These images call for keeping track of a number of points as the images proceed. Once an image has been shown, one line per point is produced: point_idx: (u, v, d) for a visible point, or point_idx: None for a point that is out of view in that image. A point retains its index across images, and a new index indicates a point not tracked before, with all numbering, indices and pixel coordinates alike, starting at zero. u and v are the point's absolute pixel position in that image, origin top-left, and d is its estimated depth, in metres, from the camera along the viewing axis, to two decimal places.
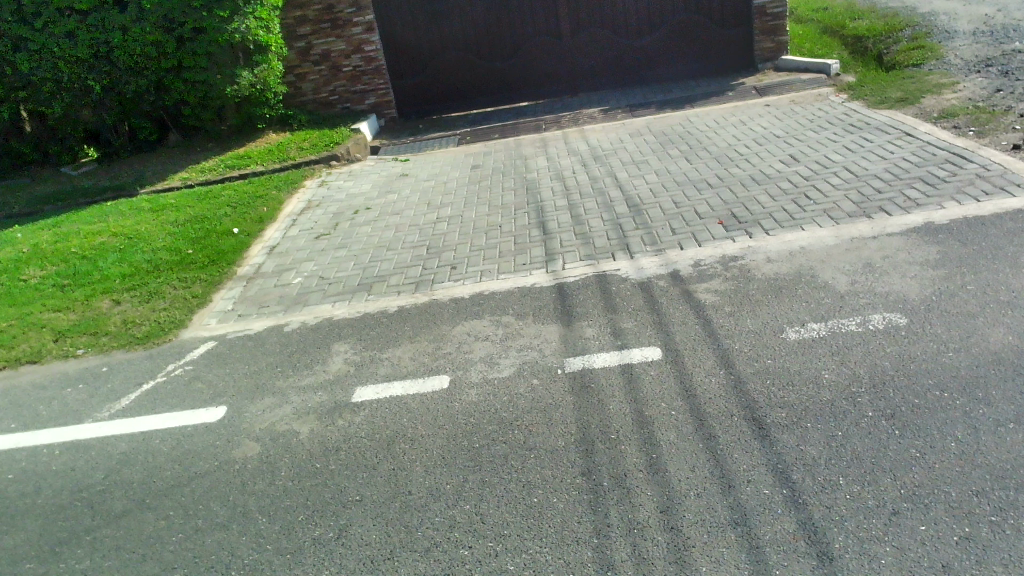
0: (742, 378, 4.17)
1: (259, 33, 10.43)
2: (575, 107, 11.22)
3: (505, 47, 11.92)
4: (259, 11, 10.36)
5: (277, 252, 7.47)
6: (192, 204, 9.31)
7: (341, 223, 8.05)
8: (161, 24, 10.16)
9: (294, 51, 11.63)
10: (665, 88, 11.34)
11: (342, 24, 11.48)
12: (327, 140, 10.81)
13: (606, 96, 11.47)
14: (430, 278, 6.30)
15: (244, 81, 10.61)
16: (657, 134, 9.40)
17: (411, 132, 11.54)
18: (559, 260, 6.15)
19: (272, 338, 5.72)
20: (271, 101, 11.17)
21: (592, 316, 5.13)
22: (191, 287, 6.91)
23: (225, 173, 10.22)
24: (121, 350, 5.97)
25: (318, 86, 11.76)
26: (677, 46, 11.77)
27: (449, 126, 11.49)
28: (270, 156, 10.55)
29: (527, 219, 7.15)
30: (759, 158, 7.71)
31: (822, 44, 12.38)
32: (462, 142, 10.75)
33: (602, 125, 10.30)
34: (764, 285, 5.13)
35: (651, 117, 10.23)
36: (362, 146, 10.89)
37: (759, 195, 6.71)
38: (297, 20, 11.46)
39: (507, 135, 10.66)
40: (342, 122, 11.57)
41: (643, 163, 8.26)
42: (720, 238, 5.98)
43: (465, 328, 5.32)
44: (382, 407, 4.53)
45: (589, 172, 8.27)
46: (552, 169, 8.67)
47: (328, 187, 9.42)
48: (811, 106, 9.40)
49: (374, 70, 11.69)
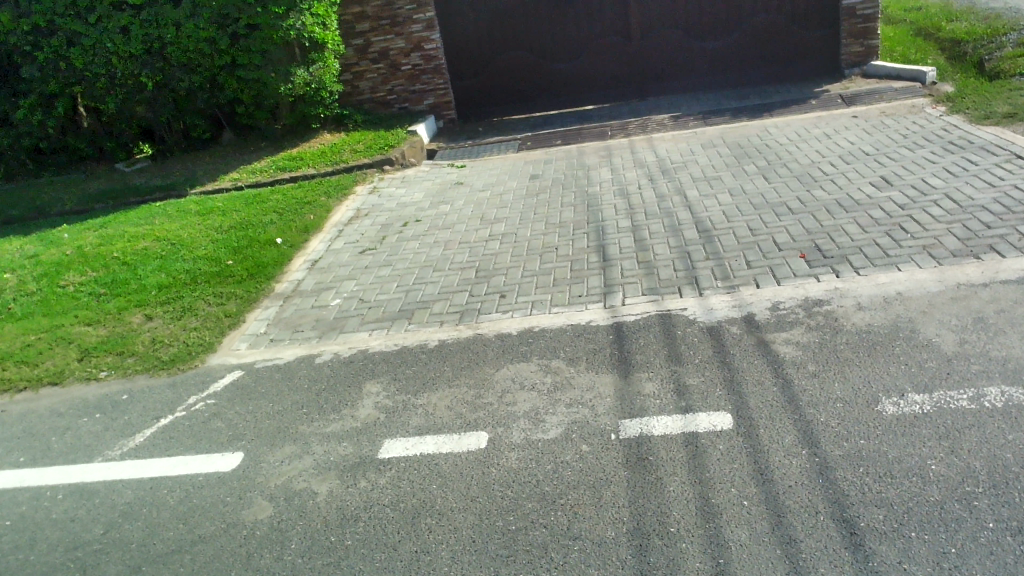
0: (829, 462, 3.52)
1: (315, 31, 10.11)
2: (644, 113, 10.55)
3: (572, 47, 11.30)
4: (316, 7, 10.10)
5: (319, 267, 7.05)
6: (240, 208, 8.97)
7: (388, 236, 7.57)
8: (215, 20, 9.88)
9: (352, 48, 11.24)
10: (741, 93, 10.59)
11: (402, 21, 11.05)
12: (382, 142, 10.38)
13: (678, 100, 10.77)
14: (477, 307, 5.78)
15: (298, 79, 10.30)
16: (731, 146, 8.70)
17: (470, 135, 11.02)
18: (619, 293, 5.55)
19: (302, 370, 5.26)
20: (326, 101, 10.82)
21: (653, 367, 4.53)
22: (226, 304, 6.53)
23: (276, 176, 9.87)
24: (145, 374, 5.59)
25: (376, 85, 11.34)
26: (756, 48, 10.99)
27: (510, 130, 10.95)
28: (323, 158, 10.17)
29: (585, 241, 6.57)
30: (846, 179, 6.98)
31: (916, 49, 11.45)
32: (522, 148, 10.19)
33: (672, 133, 9.62)
34: (854, 339, 4.45)
35: (726, 126, 9.51)
36: (418, 149, 10.44)
37: (847, 224, 6.00)
38: (356, 17, 11.07)
39: (570, 142, 10.07)
40: (398, 123, 11.13)
41: (714, 180, 7.59)
42: (802, 276, 5.30)
43: (509, 372, 4.76)
44: (409, 468, 4.01)
45: (656, 188, 7.63)
46: (616, 184, 8.04)
47: (379, 194, 8.98)
48: (905, 119, 8.57)
49: (434, 69, 11.22)
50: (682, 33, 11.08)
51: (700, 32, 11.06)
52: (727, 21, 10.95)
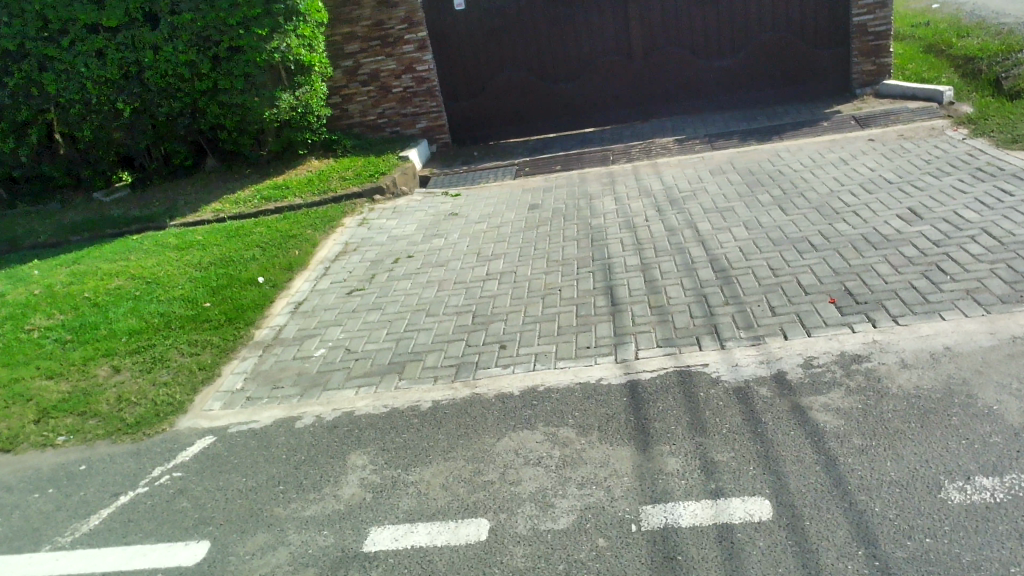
0: (893, 567, 2.99)
1: (302, 53, 9.70)
2: (646, 136, 10.09)
3: (570, 67, 10.79)
4: (302, 28, 9.71)
5: (303, 310, 6.52)
6: (221, 243, 8.45)
7: (378, 274, 7.05)
8: (195, 43, 9.32)
9: (341, 70, 10.79)
10: (748, 115, 10.15)
11: (393, 42, 10.59)
12: (372, 169, 9.88)
13: (681, 122, 10.32)
14: (474, 359, 5.24)
15: (284, 104, 9.83)
16: (741, 172, 8.21)
17: (465, 160, 10.54)
18: (631, 345, 5.03)
19: (280, 437, 4.70)
20: (314, 126, 10.37)
21: (674, 438, 3.99)
22: (201, 354, 5.98)
23: (261, 206, 9.36)
24: (106, 441, 5.03)
25: (366, 108, 10.91)
26: (764, 66, 10.46)
27: (507, 154, 10.47)
28: (310, 187, 9.66)
29: (591, 282, 6.05)
30: (870, 211, 6.48)
31: (928, 66, 11.02)
32: (520, 174, 9.69)
33: (677, 158, 9.14)
34: (902, 404, 3.93)
35: (734, 151, 9.04)
36: (410, 176, 9.94)
37: (878, 263, 5.49)
38: (345, 37, 10.63)
39: (570, 167, 9.59)
40: (390, 148, 10.65)
41: (726, 212, 7.08)
42: (834, 326, 4.79)
43: (511, 442, 4.23)
44: (399, 567, 3.47)
45: (664, 221, 7.12)
46: (621, 215, 7.53)
47: (369, 226, 8.46)
48: (925, 142, 8.10)
49: (426, 92, 10.76)
50: (686, 52, 10.55)
51: (705, 50, 10.53)
52: (733, 38, 10.43)
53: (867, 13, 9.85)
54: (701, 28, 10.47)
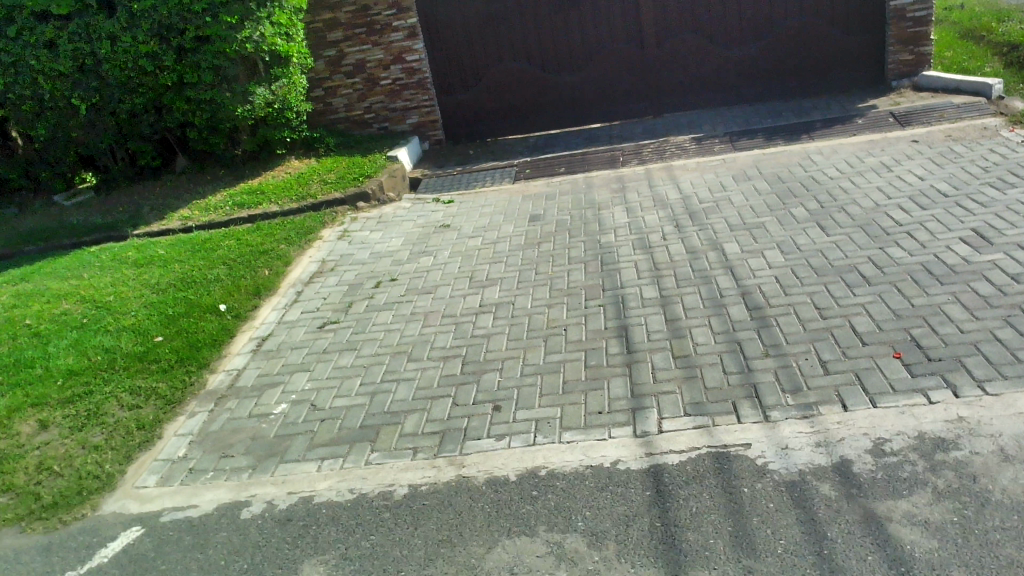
0: None
1: (277, 43, 8.76)
2: (659, 134, 9.16)
3: (575, 57, 9.81)
4: (277, 15, 8.77)
5: (267, 348, 5.62)
6: (185, 259, 7.54)
7: (356, 303, 6.15)
8: (156, 32, 8.34)
9: (323, 61, 9.85)
10: (771, 111, 9.21)
11: (380, 29, 9.64)
12: (356, 172, 8.96)
13: (698, 119, 9.38)
14: (462, 424, 4.34)
15: (258, 99, 8.91)
16: (769, 179, 7.28)
17: (460, 160, 9.61)
18: (652, 411, 4.13)
19: (221, 533, 3.82)
20: (293, 123, 9.42)
21: (714, 559, 3.10)
22: (142, 408, 5.06)
23: (233, 214, 8.46)
24: (14, 529, 4.14)
25: (351, 102, 9.98)
26: (790, 56, 9.47)
27: (506, 154, 9.55)
28: (288, 192, 8.75)
29: (601, 321, 5.16)
30: (927, 232, 5.56)
31: (968, 54, 10.04)
32: (520, 178, 8.76)
33: (695, 160, 8.21)
34: (1012, 519, 3.03)
35: (759, 152, 8.11)
36: (399, 179, 9.03)
37: (947, 305, 4.58)
38: (327, 25, 9.68)
39: (575, 170, 8.67)
40: (377, 147, 9.73)
41: (757, 231, 6.15)
42: (903, 394, 3.88)
43: (505, 555, 3.33)
44: None
45: (684, 241, 6.21)
46: (634, 231, 6.61)
47: (350, 240, 7.55)
48: (977, 144, 7.16)
49: (418, 84, 9.82)
50: (703, 39, 9.56)
51: (723, 38, 9.55)
52: (755, 25, 9.44)
53: None
54: (720, 13, 9.46)
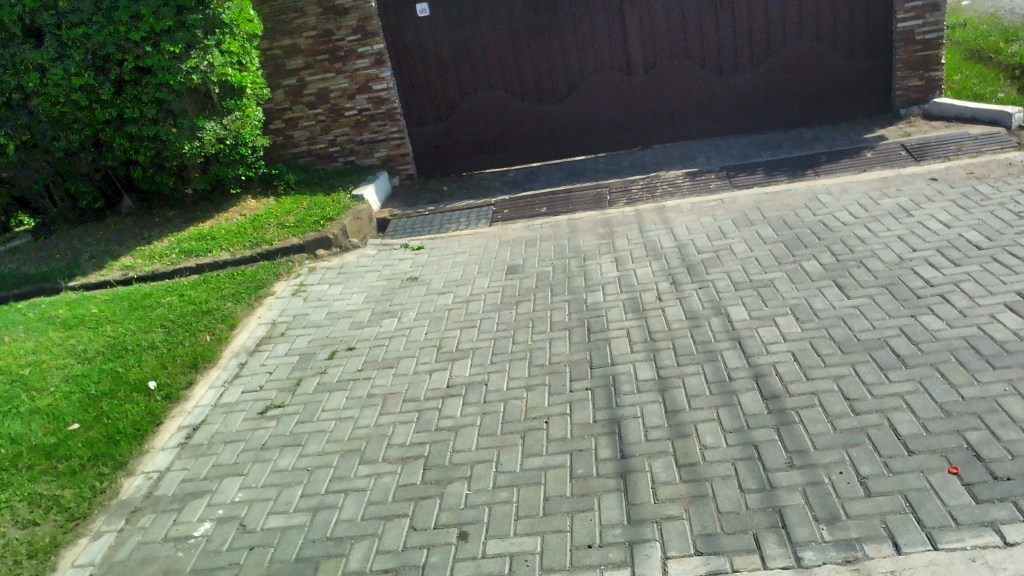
0: None
1: (228, 73, 8.00)
2: (650, 168, 8.41)
3: (557, 84, 9.05)
4: (227, 43, 7.97)
5: (197, 442, 4.78)
6: (119, 322, 6.67)
7: (306, 380, 5.33)
8: (90, 62, 7.51)
9: (283, 91, 9.05)
10: (770, 142, 8.49)
11: (344, 56, 8.85)
12: (317, 215, 8.17)
13: (691, 152, 8.64)
14: (421, 559, 3.52)
15: (208, 135, 8.09)
16: (774, 224, 6.53)
17: (433, 198, 8.84)
18: (655, 546, 3.33)
19: None
20: (249, 159, 8.60)
21: None
22: (38, 526, 4.16)
23: (179, 264, 7.64)
24: None
25: (314, 134, 9.18)
26: (789, 82, 8.74)
27: (482, 192, 8.77)
28: (241, 237, 7.94)
29: (589, 411, 4.36)
30: (965, 297, 4.81)
31: (978, 76, 9.35)
32: (498, 220, 7.98)
33: (690, 200, 7.45)
34: None
35: (759, 191, 7.37)
36: (364, 221, 8.24)
37: (1004, 397, 3.81)
38: (286, 51, 8.89)
39: (558, 210, 7.91)
40: (343, 184, 8.94)
41: (765, 292, 5.38)
42: (969, 530, 3.11)
43: None
44: None
45: (683, 304, 5.43)
46: (625, 289, 5.85)
47: (306, 296, 6.73)
48: (1005, 183, 6.44)
49: (386, 115, 9.04)
50: (696, 65, 8.82)
51: (718, 63, 8.80)
52: (751, 48, 8.70)
53: (916, 18, 8.21)
54: (714, 36, 8.71)
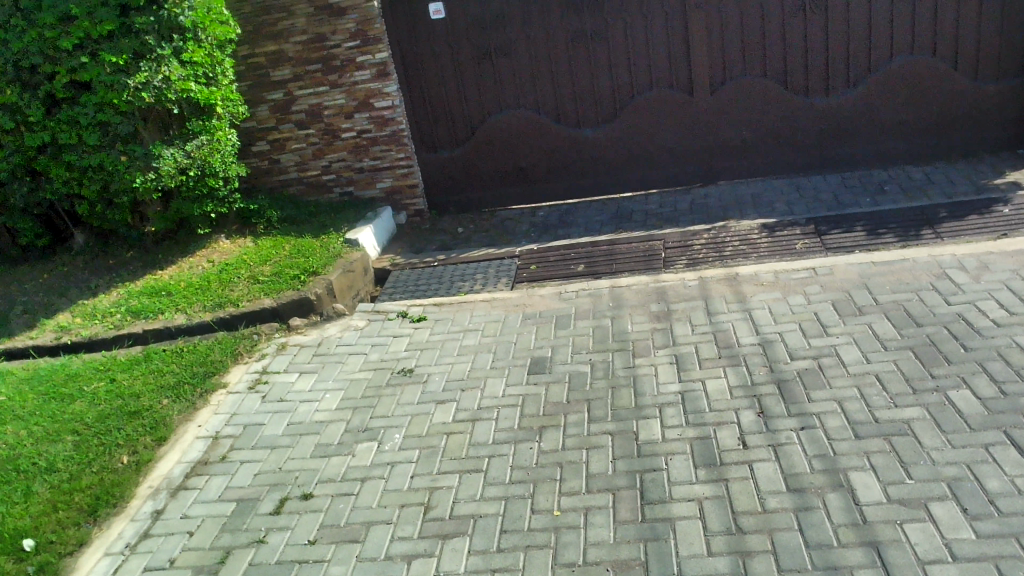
0: None
1: (191, 88, 6.41)
2: (716, 215, 6.72)
3: (600, 104, 7.35)
4: (189, 51, 6.38)
5: None
6: (22, 417, 5.07)
7: (234, 553, 3.75)
8: (12, 76, 6.03)
9: (267, 106, 7.47)
10: (869, 186, 6.75)
11: (340, 66, 7.24)
12: (298, 266, 6.59)
13: (766, 195, 6.93)
14: None
15: (166, 165, 6.48)
16: (894, 319, 4.82)
17: (445, 244, 7.24)
18: None
19: None
20: (221, 192, 7.01)
21: None
22: None
23: (122, 328, 6.08)
24: None
25: (305, 159, 7.61)
26: (893, 107, 6.97)
27: (505, 237, 7.13)
28: (202, 295, 6.38)
29: None
30: None
31: None
32: (522, 281, 6.34)
33: (771, 266, 5.75)
34: None
35: (863, 258, 5.65)
36: (356, 275, 6.67)
37: None
38: (271, 59, 7.31)
39: (599, 271, 6.26)
40: (336, 221, 7.37)
41: (902, 446, 3.68)
42: None
43: None
44: None
45: (780, 457, 3.76)
46: (693, 419, 4.19)
47: (266, 393, 5.14)
48: None
49: (391, 138, 7.43)
50: (776, 85, 7.07)
51: (803, 83, 7.05)
52: (847, 65, 6.94)
53: None
54: (800, 49, 6.96)
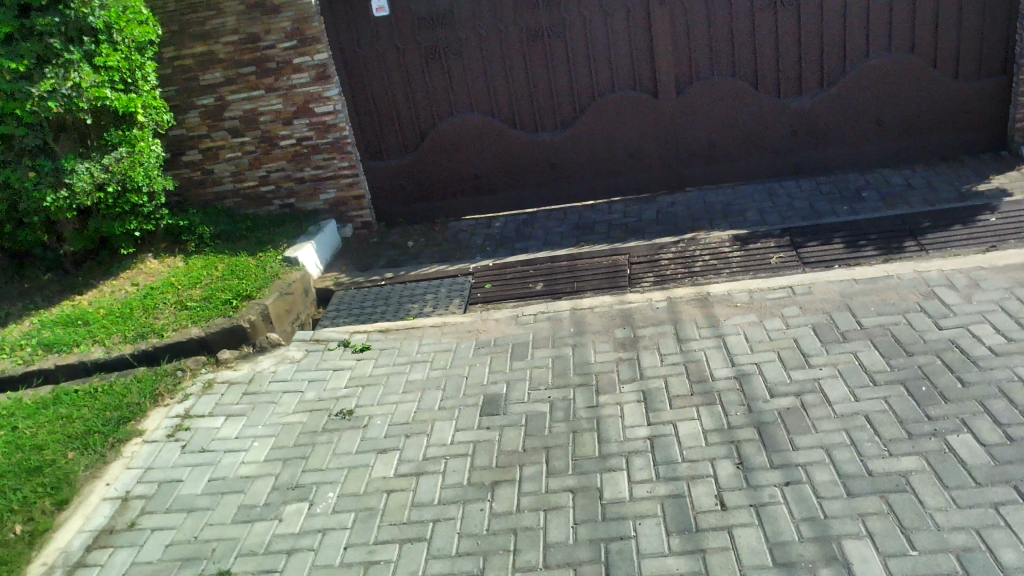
0: None
1: (105, 95, 5.79)
2: (684, 226, 6.26)
3: (559, 107, 6.85)
4: (102, 55, 5.76)
5: None
6: None
7: None
8: None
9: (197, 112, 6.86)
10: (846, 192, 6.33)
11: (275, 68, 6.65)
12: (230, 289, 5.99)
13: (737, 203, 6.48)
14: None
15: (81, 181, 5.86)
16: (881, 346, 4.38)
17: (394, 260, 6.69)
18: None
19: None
20: (145, 208, 6.41)
21: None
22: None
23: (31, 363, 5.44)
24: None
25: (241, 169, 7.01)
26: (869, 108, 6.56)
27: (459, 252, 6.61)
28: (122, 324, 5.75)
29: None
30: None
31: None
32: (476, 302, 5.83)
33: (745, 284, 5.29)
34: None
35: (844, 274, 5.21)
36: (295, 297, 6.09)
37: None
38: (199, 61, 6.69)
39: (559, 290, 5.76)
40: (275, 236, 6.78)
41: (901, 508, 3.23)
42: None
43: None
44: None
45: (764, 521, 3.30)
46: (664, 471, 3.71)
47: (186, 442, 4.57)
48: None
49: (334, 146, 6.85)
50: (745, 85, 6.62)
51: (774, 83, 6.61)
52: (820, 63, 6.51)
53: None
54: (770, 47, 6.51)
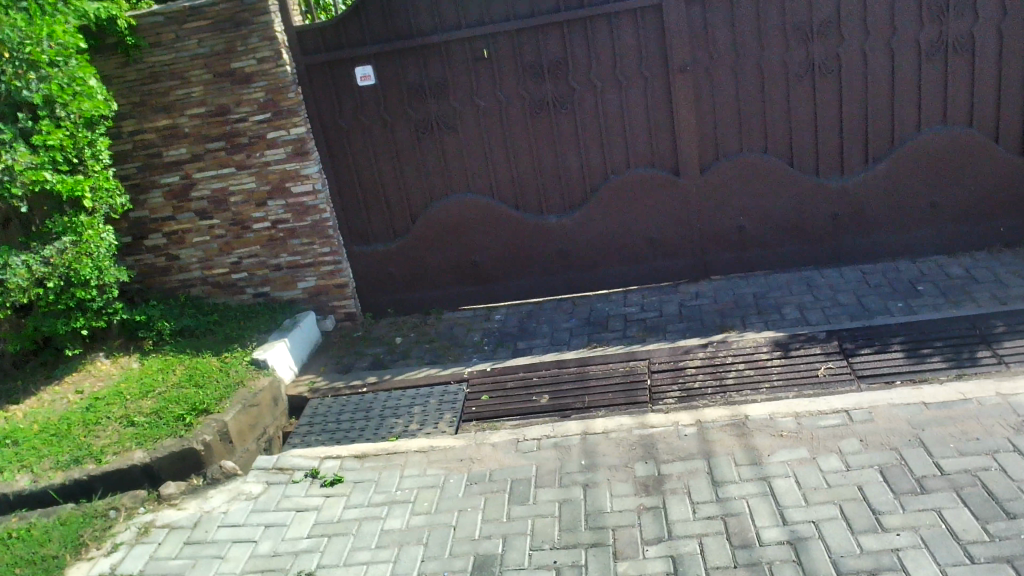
0: None
1: (45, 178, 5.05)
2: (713, 324, 5.42)
3: (567, 185, 6.07)
4: (41, 132, 5.05)
5: None
6: None
7: None
8: None
9: (161, 192, 6.10)
10: (899, 284, 5.48)
11: (247, 143, 5.90)
12: (185, 400, 5.12)
13: (773, 296, 5.64)
14: None
15: (16, 275, 5.05)
16: (971, 502, 3.50)
17: (379, 360, 5.86)
18: None
19: None
20: (94, 302, 5.61)
21: None
22: None
23: None
24: None
25: (209, 255, 6.22)
26: (921, 188, 5.75)
27: (453, 352, 5.77)
28: (55, 442, 4.88)
29: None
30: None
31: None
32: (471, 420, 4.97)
33: (791, 405, 4.42)
34: None
35: (910, 394, 4.34)
36: (261, 409, 5.24)
37: None
38: (163, 135, 5.96)
39: (567, 405, 4.91)
40: (245, 331, 5.97)
41: None
42: None
43: None
44: None
45: None
46: None
47: None
48: None
49: (313, 229, 6.08)
50: (779, 161, 5.83)
51: (811, 159, 5.82)
52: (864, 137, 5.73)
53: None
54: (807, 119, 5.74)
